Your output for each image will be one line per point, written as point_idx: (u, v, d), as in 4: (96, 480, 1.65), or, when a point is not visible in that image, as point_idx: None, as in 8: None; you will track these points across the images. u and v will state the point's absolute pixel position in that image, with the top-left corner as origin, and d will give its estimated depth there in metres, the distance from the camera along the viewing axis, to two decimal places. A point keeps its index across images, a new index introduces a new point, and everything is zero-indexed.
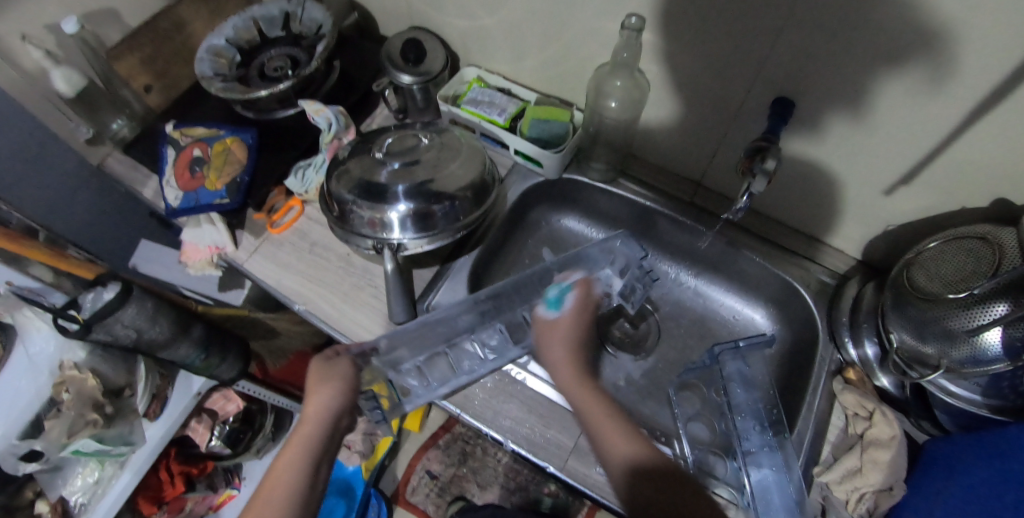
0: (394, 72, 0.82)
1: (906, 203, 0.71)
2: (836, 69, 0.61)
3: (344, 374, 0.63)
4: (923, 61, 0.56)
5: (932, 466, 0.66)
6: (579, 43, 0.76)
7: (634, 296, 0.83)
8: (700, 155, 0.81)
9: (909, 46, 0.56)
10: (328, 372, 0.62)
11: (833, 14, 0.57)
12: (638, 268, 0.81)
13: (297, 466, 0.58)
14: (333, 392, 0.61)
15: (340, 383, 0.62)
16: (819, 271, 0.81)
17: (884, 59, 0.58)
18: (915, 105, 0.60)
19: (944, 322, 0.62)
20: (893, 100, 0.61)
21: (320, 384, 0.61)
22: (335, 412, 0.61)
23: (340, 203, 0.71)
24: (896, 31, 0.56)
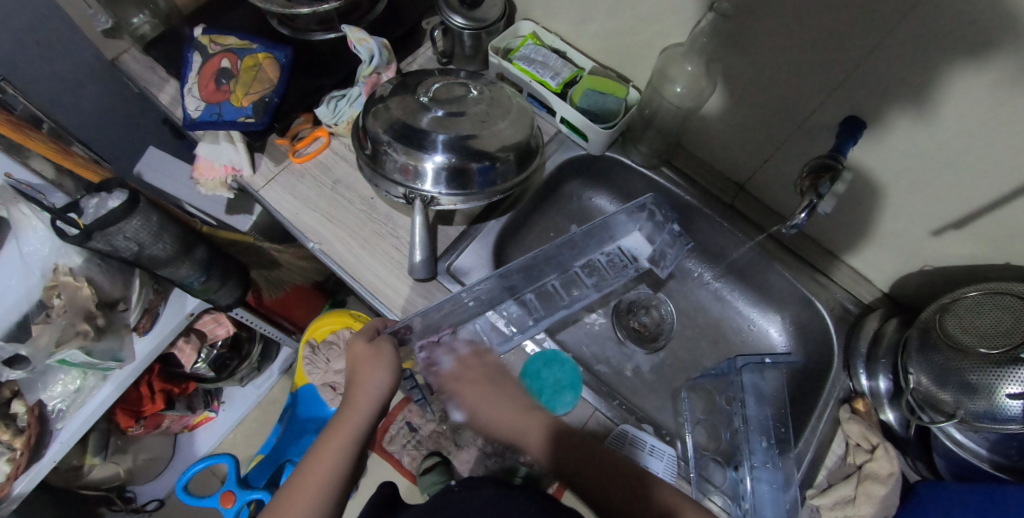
0: (447, 12, 0.76)
1: (952, 247, 0.69)
2: (911, 61, 0.56)
3: (389, 353, 0.61)
4: (1014, 54, 0.50)
5: (921, 508, 0.67)
6: (651, 19, 0.71)
7: (665, 261, 0.83)
8: (752, 158, 0.77)
9: (1003, 69, 0.52)
10: (376, 356, 0.61)
11: (937, 35, 0.53)
12: (669, 233, 0.83)
13: (347, 445, 0.58)
14: (383, 372, 0.60)
15: (388, 363, 0.61)
16: (844, 297, 0.80)
17: (967, 53, 0.53)
18: (988, 118, 0.56)
19: (973, 375, 0.62)
20: (965, 106, 0.56)
21: (367, 366, 0.60)
22: (385, 392, 0.60)
23: (374, 141, 0.67)
24: (1006, 71, 0.52)
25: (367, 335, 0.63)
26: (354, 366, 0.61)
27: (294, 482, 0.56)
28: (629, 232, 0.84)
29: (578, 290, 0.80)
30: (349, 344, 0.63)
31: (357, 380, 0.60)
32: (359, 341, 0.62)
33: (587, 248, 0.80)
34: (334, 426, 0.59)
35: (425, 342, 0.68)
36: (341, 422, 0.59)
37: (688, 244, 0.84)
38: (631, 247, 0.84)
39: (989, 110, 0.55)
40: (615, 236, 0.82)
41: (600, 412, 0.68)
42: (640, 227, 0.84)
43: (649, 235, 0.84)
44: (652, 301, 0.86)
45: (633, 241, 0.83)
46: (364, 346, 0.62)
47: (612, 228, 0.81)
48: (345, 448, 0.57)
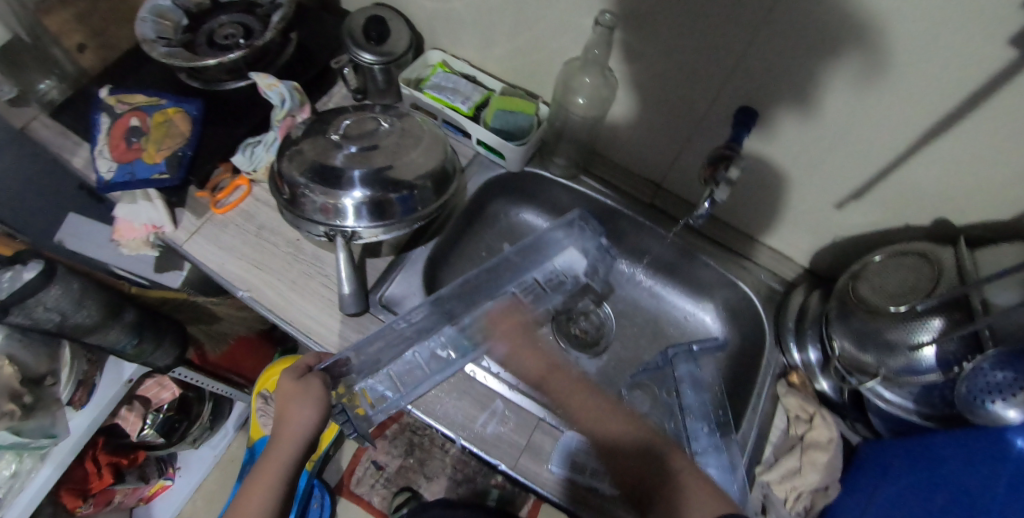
0: (354, 50, 0.79)
1: (855, 217, 0.74)
2: (789, 53, 0.60)
3: (316, 390, 0.61)
4: (870, 44, 0.56)
5: (865, 469, 0.70)
6: (551, 36, 0.74)
7: (599, 274, 0.88)
8: (663, 158, 0.81)
9: (861, 49, 0.56)
10: (302, 394, 0.60)
11: (802, 28, 0.57)
12: (597, 248, 0.86)
13: (275, 481, 0.61)
14: (307, 412, 0.60)
15: (314, 403, 0.60)
16: (767, 277, 0.84)
17: (833, 46, 0.58)
18: (866, 97, 0.60)
19: (888, 331, 0.66)
20: (845, 91, 0.61)
21: (292, 402, 0.61)
22: (311, 430, 0.60)
23: (291, 185, 0.68)
24: (866, 56, 0.57)
25: (296, 373, 0.63)
26: (280, 403, 0.61)
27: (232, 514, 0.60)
28: (566, 249, 0.85)
29: (520, 311, 0.80)
30: (280, 380, 0.63)
31: (283, 416, 0.61)
32: (288, 378, 0.62)
33: (523, 269, 0.82)
34: (264, 463, 0.62)
35: (366, 375, 0.67)
36: (273, 457, 0.62)
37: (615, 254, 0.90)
38: (567, 264, 0.85)
39: (860, 88, 0.60)
40: (551, 257, 0.84)
41: (544, 421, 0.70)
42: (573, 243, 0.85)
43: (582, 249, 0.86)
44: (589, 306, 0.87)
45: (569, 258, 0.85)
46: (293, 382, 0.61)
47: (546, 249, 0.84)
48: (274, 484, 0.61)
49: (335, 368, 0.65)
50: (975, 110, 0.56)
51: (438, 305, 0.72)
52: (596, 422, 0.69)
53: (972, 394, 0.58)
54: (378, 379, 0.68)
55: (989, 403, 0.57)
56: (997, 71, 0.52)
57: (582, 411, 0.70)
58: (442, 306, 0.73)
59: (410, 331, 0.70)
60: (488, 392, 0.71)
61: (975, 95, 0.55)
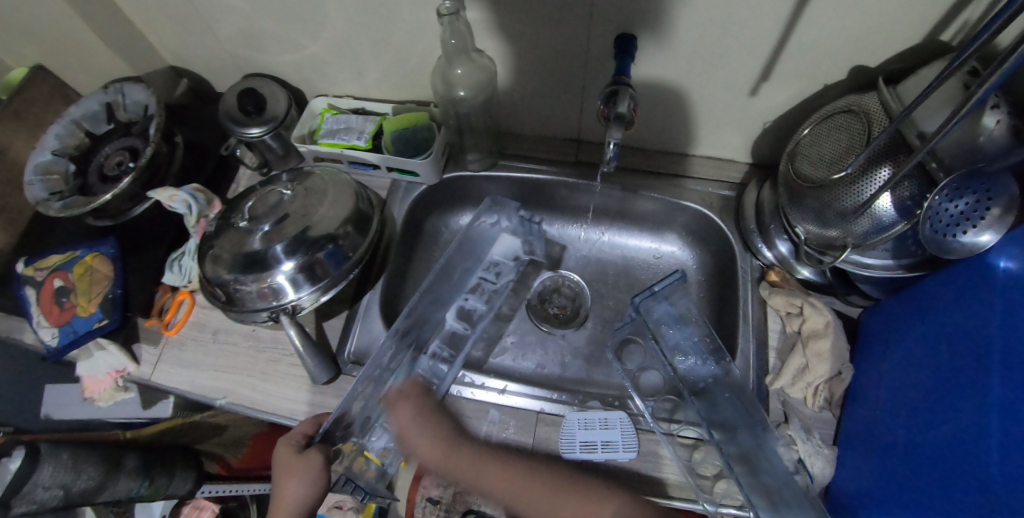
0: (239, 130, 0.78)
1: (771, 98, 0.72)
2: None
3: (315, 463, 0.60)
4: None
5: (871, 338, 0.69)
6: (411, 41, 0.73)
7: (536, 247, 0.85)
8: (569, 114, 0.79)
9: None
10: (303, 468, 0.59)
11: None
12: (522, 221, 0.80)
13: None
14: (305, 484, 0.59)
15: (313, 474, 0.59)
16: (712, 188, 0.82)
17: None
18: None
19: (836, 197, 0.64)
20: None
21: (291, 477, 0.59)
22: (307, 503, 0.59)
23: (222, 285, 0.68)
24: None
25: (294, 445, 0.61)
26: (276, 477, 0.59)
27: None
28: (499, 237, 0.82)
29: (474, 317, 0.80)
30: (275, 453, 0.61)
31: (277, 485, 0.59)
32: (286, 451, 0.61)
33: (461, 271, 0.79)
34: None
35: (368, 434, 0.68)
36: None
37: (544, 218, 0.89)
38: (505, 252, 0.83)
39: None
40: (485, 251, 0.82)
41: (544, 412, 0.69)
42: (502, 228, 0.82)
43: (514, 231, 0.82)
44: (557, 282, 0.86)
45: (503, 246, 0.83)
46: (292, 457, 0.60)
47: (478, 243, 0.81)
48: None
49: (339, 424, 0.64)
50: None
51: (398, 335, 0.70)
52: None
53: (938, 233, 0.56)
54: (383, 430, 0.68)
55: (959, 235, 0.55)
56: None
57: (546, 510, 0.60)
58: (403, 338, 0.72)
59: (386, 374, 0.70)
60: (479, 405, 0.69)
61: None
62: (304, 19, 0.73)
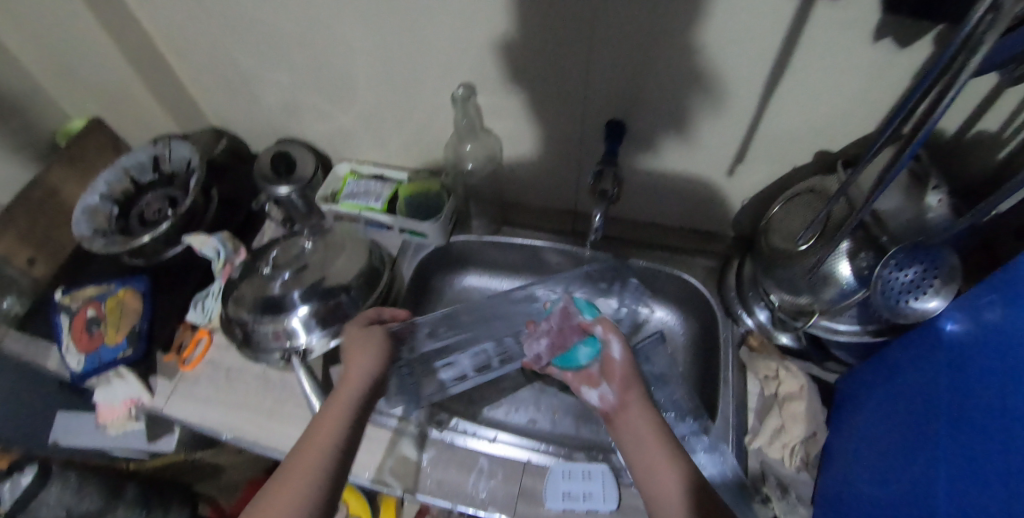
0: (269, 187, 0.88)
1: (747, 179, 0.80)
2: (624, 66, 0.67)
3: (380, 341, 0.69)
4: (683, 37, 0.63)
5: (844, 402, 0.72)
6: (429, 116, 0.83)
7: None
8: (567, 186, 0.88)
9: (679, 43, 0.63)
10: (367, 342, 0.68)
11: (629, 42, 0.64)
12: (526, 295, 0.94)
13: (346, 412, 0.60)
14: (372, 359, 0.67)
15: (378, 350, 0.68)
16: (701, 260, 0.89)
17: (654, 47, 0.64)
18: (701, 79, 0.67)
19: (805, 269, 0.69)
20: (682, 80, 0.68)
21: (362, 352, 0.67)
22: (373, 378, 0.65)
23: (241, 325, 0.75)
24: (685, 47, 0.64)
25: (363, 322, 0.72)
26: (346, 352, 0.67)
27: (279, 480, 0.55)
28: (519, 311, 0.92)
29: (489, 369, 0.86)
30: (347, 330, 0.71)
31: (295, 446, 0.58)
32: (355, 327, 0.71)
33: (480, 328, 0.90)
34: (329, 404, 0.62)
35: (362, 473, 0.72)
36: (340, 393, 0.63)
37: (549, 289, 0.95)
38: None
39: (688, 75, 0.67)
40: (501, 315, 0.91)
41: (530, 462, 0.72)
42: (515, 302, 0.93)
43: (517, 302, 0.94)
44: None
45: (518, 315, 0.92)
46: (358, 334, 0.69)
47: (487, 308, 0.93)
48: (344, 419, 0.60)
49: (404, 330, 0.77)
50: (790, 60, 0.62)
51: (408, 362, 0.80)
52: (646, 459, 0.61)
53: (891, 299, 0.60)
54: (455, 361, 0.85)
55: (911, 300, 0.59)
56: (787, 23, 0.59)
57: (644, 435, 0.63)
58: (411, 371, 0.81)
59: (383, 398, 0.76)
60: (469, 453, 0.73)
61: (785, 47, 0.61)
62: (337, 92, 0.84)
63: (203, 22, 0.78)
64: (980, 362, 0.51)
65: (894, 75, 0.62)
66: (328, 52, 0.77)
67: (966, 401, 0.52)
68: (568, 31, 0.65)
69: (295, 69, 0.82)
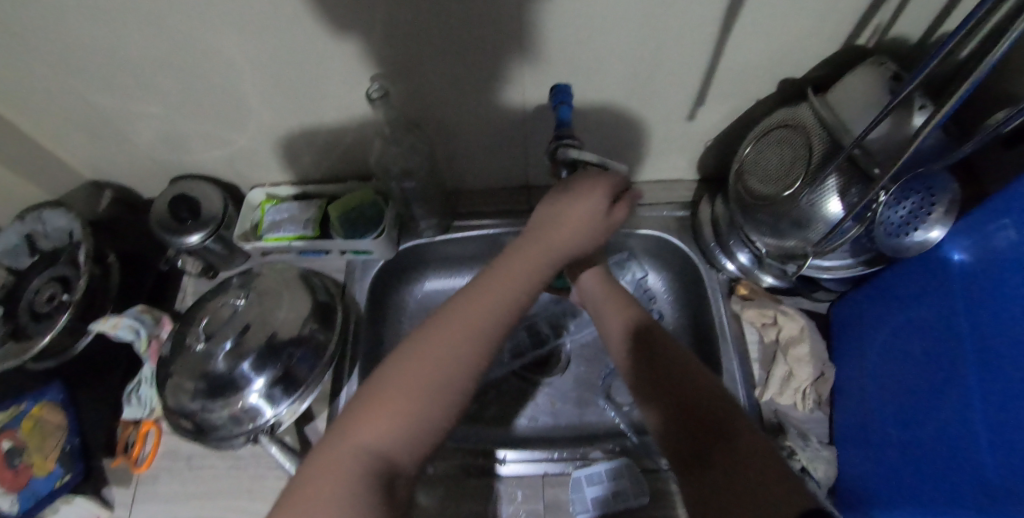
0: (178, 240, 0.75)
1: (708, 120, 0.73)
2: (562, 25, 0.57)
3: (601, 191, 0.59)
4: None
5: (843, 332, 0.70)
6: (345, 121, 0.71)
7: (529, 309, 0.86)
8: (517, 166, 0.79)
9: None
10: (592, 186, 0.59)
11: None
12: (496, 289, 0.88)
13: (505, 304, 0.52)
14: (589, 208, 0.58)
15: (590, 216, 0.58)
16: (670, 210, 0.84)
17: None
18: (651, 25, 0.58)
19: (796, 212, 0.62)
20: (629, 29, 0.58)
21: (581, 202, 0.58)
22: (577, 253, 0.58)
23: (189, 415, 0.65)
24: None
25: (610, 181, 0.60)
26: (575, 189, 0.59)
27: (378, 395, 0.46)
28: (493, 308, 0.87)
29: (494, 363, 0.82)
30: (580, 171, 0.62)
31: (421, 352, 0.48)
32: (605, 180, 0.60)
33: None
34: (532, 246, 0.57)
35: None
36: (529, 253, 0.56)
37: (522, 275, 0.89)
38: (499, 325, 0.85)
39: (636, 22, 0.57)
40: None
41: (548, 473, 0.68)
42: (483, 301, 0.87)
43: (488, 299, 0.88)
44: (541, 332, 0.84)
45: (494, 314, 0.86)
46: (592, 178, 0.60)
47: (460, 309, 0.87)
48: (502, 302, 0.52)
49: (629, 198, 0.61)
50: None
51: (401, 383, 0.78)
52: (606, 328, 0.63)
53: (892, 234, 0.58)
54: None
55: (911, 234, 0.56)
56: None
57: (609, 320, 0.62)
58: None
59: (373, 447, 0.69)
60: (480, 480, 0.68)
61: None
62: (225, 115, 0.70)
63: (31, 63, 0.62)
64: (1000, 286, 0.50)
65: None
66: (201, 70, 0.63)
67: (996, 337, 0.50)
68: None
69: (166, 97, 0.68)
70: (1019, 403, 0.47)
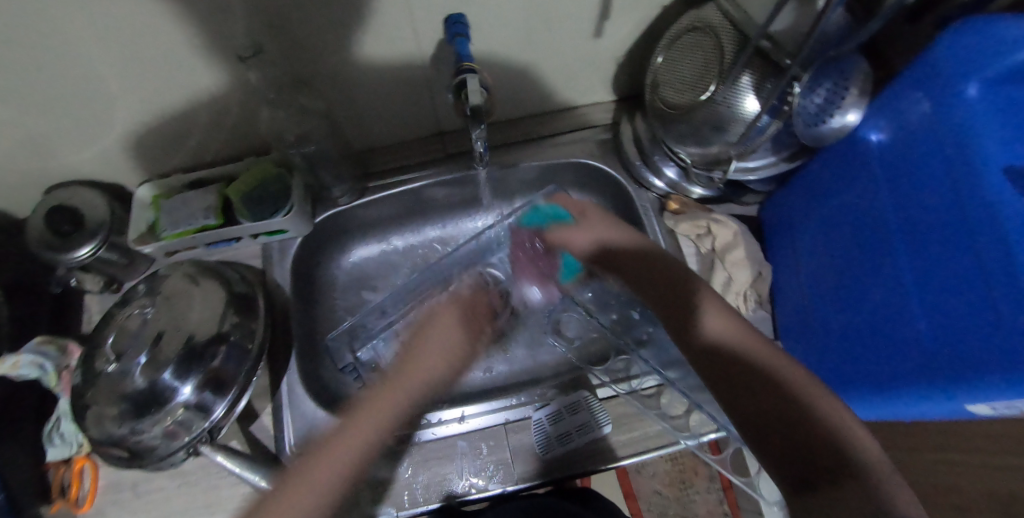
0: (64, 256, 0.68)
1: (616, 34, 0.68)
2: None
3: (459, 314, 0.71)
4: None
5: (776, 230, 0.71)
6: (221, 94, 0.63)
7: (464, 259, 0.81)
8: (425, 115, 0.74)
9: None
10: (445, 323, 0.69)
11: None
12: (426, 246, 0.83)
13: (394, 409, 0.57)
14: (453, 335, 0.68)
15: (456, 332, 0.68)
16: (591, 135, 0.81)
17: None
18: None
19: (716, 114, 0.61)
20: None
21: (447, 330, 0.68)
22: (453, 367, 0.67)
23: (118, 441, 0.59)
24: None
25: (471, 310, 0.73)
26: (443, 320, 0.69)
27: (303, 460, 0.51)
28: (424, 267, 0.81)
29: None
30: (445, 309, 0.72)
31: (326, 450, 0.52)
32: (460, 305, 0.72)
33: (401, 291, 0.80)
34: (403, 374, 0.61)
35: None
36: (403, 378, 0.60)
37: (449, 227, 0.83)
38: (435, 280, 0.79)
39: None
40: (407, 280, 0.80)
41: (510, 421, 0.67)
42: (414, 261, 0.82)
43: (419, 257, 0.82)
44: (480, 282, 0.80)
45: (428, 272, 0.81)
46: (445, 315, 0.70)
47: (389, 276, 0.81)
48: (399, 408, 0.58)
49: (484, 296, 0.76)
50: None
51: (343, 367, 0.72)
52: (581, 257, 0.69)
53: (810, 124, 0.56)
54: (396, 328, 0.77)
55: (828, 121, 0.56)
56: None
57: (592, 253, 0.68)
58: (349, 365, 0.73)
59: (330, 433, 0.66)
60: (445, 441, 0.66)
61: None
62: (79, 108, 0.61)
63: None
64: (923, 168, 0.50)
65: None
66: (29, 58, 0.53)
67: (924, 235, 0.50)
68: None
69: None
70: (955, 270, 0.47)
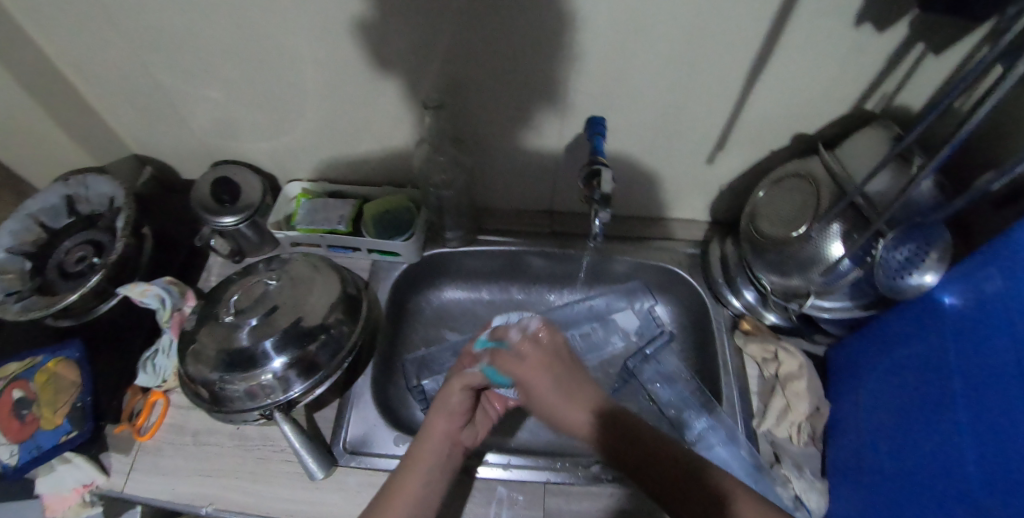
0: (212, 220, 0.78)
1: (726, 165, 0.78)
2: (606, 58, 0.63)
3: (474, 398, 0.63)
4: (669, 26, 0.59)
5: (841, 373, 0.73)
6: (392, 126, 0.76)
7: None
8: (544, 189, 0.84)
9: (665, 33, 0.60)
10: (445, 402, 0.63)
11: (610, 36, 0.61)
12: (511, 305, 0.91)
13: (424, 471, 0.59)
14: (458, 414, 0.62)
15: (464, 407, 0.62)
16: (682, 248, 0.89)
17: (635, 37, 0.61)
18: (684, 69, 0.64)
19: (802, 252, 0.68)
20: (664, 69, 0.64)
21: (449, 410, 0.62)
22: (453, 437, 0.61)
23: (206, 385, 0.66)
24: (673, 37, 0.60)
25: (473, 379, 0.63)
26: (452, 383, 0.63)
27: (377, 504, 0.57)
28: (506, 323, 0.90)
29: None
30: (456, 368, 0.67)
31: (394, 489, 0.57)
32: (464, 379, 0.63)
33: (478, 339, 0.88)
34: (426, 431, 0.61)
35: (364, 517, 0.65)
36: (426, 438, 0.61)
37: (536, 293, 0.92)
38: None
39: (671, 65, 0.64)
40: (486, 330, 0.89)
41: (550, 482, 0.68)
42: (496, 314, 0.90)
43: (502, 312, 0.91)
44: None
45: None
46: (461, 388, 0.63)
47: (472, 321, 0.90)
48: (427, 469, 0.59)
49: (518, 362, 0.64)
50: (776, 46, 0.61)
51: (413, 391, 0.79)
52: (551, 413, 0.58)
53: (891, 277, 0.61)
54: None
55: (907, 277, 0.60)
56: (776, 7, 0.57)
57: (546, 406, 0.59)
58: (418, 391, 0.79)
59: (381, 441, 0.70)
60: (485, 482, 0.69)
61: (771, 31, 0.59)
62: (282, 107, 0.75)
63: (116, 39, 0.67)
64: (981, 334, 0.53)
65: (871, 57, 0.62)
66: (271, 61, 0.68)
67: (985, 400, 0.51)
68: (546, 23, 0.60)
69: (230, 84, 0.72)
70: (1009, 441, 0.48)
